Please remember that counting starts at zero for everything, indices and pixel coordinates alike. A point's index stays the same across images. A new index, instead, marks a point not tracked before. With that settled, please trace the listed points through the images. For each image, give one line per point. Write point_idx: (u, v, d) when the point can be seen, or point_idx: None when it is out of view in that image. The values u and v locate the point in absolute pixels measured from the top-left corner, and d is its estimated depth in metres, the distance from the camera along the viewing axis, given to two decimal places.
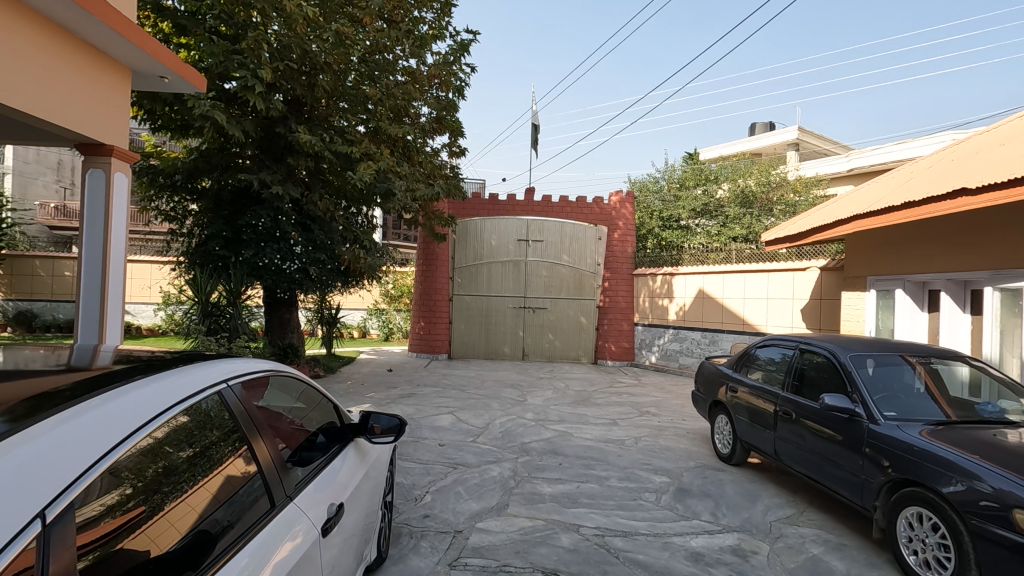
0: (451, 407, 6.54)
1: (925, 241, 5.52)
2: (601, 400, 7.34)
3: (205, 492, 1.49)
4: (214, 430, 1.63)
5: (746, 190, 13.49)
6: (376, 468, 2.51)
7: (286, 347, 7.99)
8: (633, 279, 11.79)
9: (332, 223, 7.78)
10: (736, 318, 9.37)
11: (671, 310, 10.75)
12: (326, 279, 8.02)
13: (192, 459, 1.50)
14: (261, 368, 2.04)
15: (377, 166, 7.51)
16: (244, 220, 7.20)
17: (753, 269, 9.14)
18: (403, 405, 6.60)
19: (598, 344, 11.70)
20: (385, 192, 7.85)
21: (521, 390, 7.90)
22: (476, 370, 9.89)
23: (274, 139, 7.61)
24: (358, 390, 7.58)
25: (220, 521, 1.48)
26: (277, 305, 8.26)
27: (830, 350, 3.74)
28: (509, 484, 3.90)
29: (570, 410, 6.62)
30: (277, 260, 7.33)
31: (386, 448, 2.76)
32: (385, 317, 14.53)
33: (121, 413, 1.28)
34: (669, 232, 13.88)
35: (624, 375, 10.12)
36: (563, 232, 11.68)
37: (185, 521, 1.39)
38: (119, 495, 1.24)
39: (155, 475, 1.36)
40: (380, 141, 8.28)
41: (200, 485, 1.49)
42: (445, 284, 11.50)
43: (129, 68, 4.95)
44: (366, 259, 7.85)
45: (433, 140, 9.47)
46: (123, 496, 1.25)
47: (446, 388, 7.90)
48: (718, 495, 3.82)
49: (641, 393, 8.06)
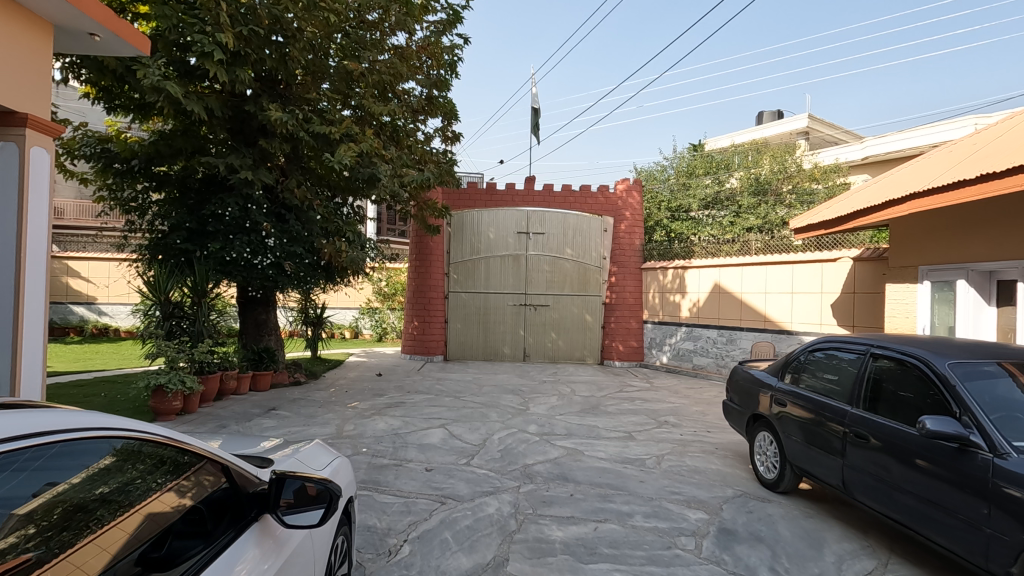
0: (444, 419, 5.75)
1: (991, 221, 4.76)
2: (613, 409, 6.55)
3: (118, 531, 1.23)
4: (140, 464, 1.36)
5: (760, 177, 12.66)
6: (304, 560, 1.67)
7: (261, 351, 7.15)
8: (641, 274, 10.94)
9: (310, 213, 6.93)
10: (757, 315, 8.58)
11: (683, 306, 9.95)
12: (306, 275, 7.19)
13: (112, 494, 1.27)
14: (153, 436, 1.39)
15: (359, 149, 6.70)
16: (208, 210, 6.38)
17: (776, 260, 8.34)
18: (389, 417, 5.81)
19: (605, 344, 10.91)
20: (369, 178, 7.02)
21: (523, 397, 7.12)
22: (473, 374, 9.10)
23: (246, 120, 6.87)
24: (341, 398, 6.79)
25: (140, 562, 1.21)
26: (254, 304, 7.44)
27: (915, 353, 2.96)
28: (509, 527, 3.12)
29: (579, 421, 5.83)
30: (246, 254, 6.41)
31: (330, 522, 1.96)
32: (379, 316, 13.75)
33: (42, 419, 1.12)
34: (678, 223, 13.33)
35: (635, 377, 9.32)
36: (566, 224, 10.92)
37: (97, 561, 1.13)
38: (15, 535, 1.04)
39: (65, 513, 1.16)
40: (365, 121, 7.48)
41: (111, 525, 1.23)
42: (441, 281, 10.74)
43: (51, 22, 4.12)
44: (348, 253, 7.11)
45: (424, 124, 8.65)
46: (20, 537, 1.05)
47: (439, 395, 7.12)
48: (773, 538, 3.03)
49: (656, 398, 7.28)
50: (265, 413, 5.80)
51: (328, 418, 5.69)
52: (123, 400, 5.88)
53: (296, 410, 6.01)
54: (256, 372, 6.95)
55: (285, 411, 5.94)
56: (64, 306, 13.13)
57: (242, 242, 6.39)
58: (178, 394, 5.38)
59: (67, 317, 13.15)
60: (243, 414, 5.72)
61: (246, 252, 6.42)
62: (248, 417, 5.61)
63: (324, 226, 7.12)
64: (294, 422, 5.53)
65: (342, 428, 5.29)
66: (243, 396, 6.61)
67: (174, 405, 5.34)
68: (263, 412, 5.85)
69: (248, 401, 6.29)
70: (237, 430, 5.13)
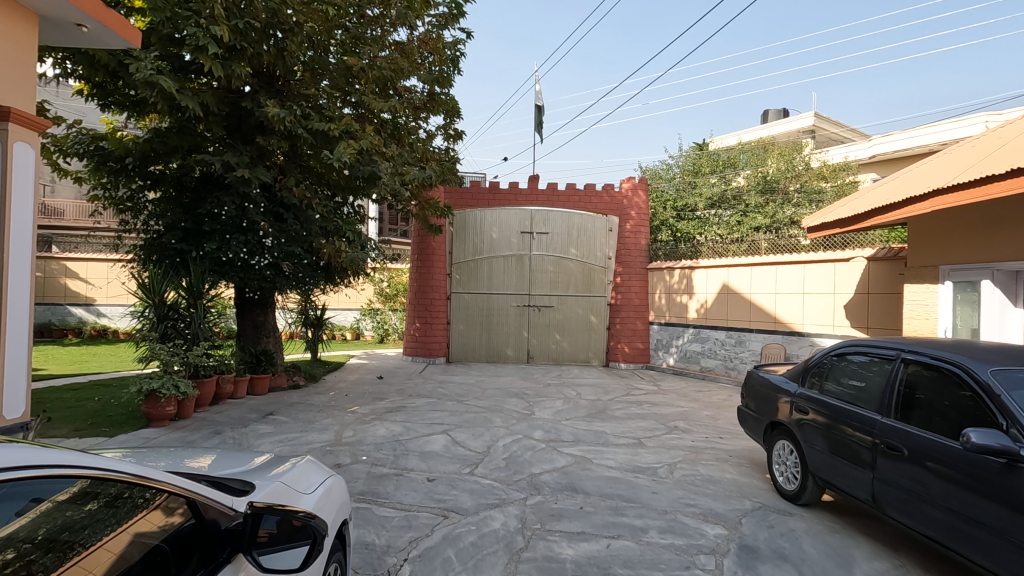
0: (447, 425, 5.56)
1: (1019, 218, 4.56)
2: (621, 413, 6.36)
3: (105, 553, 1.18)
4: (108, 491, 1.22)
5: (768, 176, 12.45)
6: None
7: (259, 353, 6.97)
8: (647, 274, 10.73)
9: (308, 212, 6.76)
10: (767, 316, 8.37)
11: (690, 307, 9.74)
12: (306, 276, 7.02)
13: (101, 512, 1.21)
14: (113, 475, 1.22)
15: (359, 146, 6.53)
16: (204, 209, 6.20)
17: (786, 260, 8.14)
18: (390, 422, 5.63)
19: (610, 345, 10.71)
20: (369, 176, 6.83)
21: (527, 400, 6.93)
22: (477, 376, 8.92)
23: (243, 117, 6.70)
24: (341, 402, 6.62)
25: None
26: (251, 306, 7.26)
27: (954, 359, 2.75)
28: (516, 544, 2.93)
29: (586, 426, 5.64)
30: (242, 254, 6.22)
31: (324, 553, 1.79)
32: (380, 317, 13.59)
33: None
34: (684, 223, 13.13)
35: (641, 379, 9.13)
36: (571, 223, 10.74)
37: None
38: None
39: (51, 534, 1.12)
40: (365, 118, 7.31)
41: (99, 545, 1.18)
42: (443, 281, 10.56)
43: (36, 13, 3.94)
44: (349, 253, 6.89)
45: (426, 121, 8.47)
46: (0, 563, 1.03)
47: (442, 399, 6.93)
48: (799, 557, 2.83)
49: (664, 402, 7.07)
50: (263, 418, 5.62)
51: (327, 424, 5.50)
52: (116, 406, 5.69)
53: (294, 415, 5.83)
54: (253, 376, 6.78)
55: (282, 416, 5.76)
56: (62, 307, 12.99)
57: (238, 242, 6.20)
58: (171, 399, 5.18)
59: (65, 318, 13.00)
60: (239, 419, 5.54)
61: (243, 252, 6.24)
62: (244, 423, 5.43)
63: (323, 226, 6.93)
64: (292, 428, 5.34)
65: (341, 435, 5.10)
66: (240, 400, 6.43)
67: (168, 410, 5.14)
68: (260, 417, 5.66)
69: (245, 406, 6.11)
70: (232, 437, 4.95)
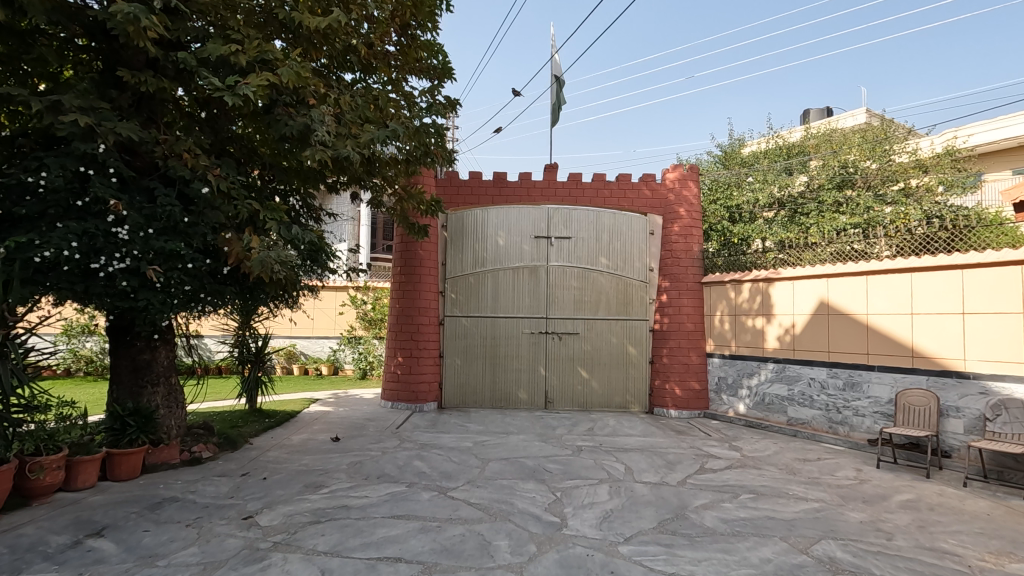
0: (404, 565, 2.92)
1: None
2: (717, 522, 3.67)
3: None
4: None
5: (846, 166, 9.93)
6: None
7: (127, 414, 4.41)
8: (702, 290, 8.08)
9: (199, 187, 4.23)
10: (898, 349, 5.71)
11: (769, 335, 7.10)
12: (201, 292, 4.52)
13: None
14: None
15: (277, 79, 4.12)
16: (13, 176, 3.73)
17: (925, 266, 5.51)
18: (302, 556, 3.01)
19: (654, 386, 8.07)
20: (300, 133, 4.32)
21: (552, 489, 4.28)
22: (477, 435, 6.28)
23: (112, 45, 4.33)
24: (244, 496, 4.02)
25: None
26: (128, 338, 4.73)
27: None
28: None
29: (671, 566, 2.98)
30: (71, 250, 3.71)
31: None
32: (363, 347, 11.01)
33: None
34: (740, 226, 10.68)
35: (708, 437, 6.47)
36: (599, 225, 8.27)
37: None
38: None
39: None
40: (307, 57, 4.93)
41: None
42: (433, 301, 8.03)
43: None
44: (262, 251, 4.23)
45: (405, 81, 6.06)
46: None
47: (414, 487, 4.30)
48: None
49: (770, 489, 4.40)
50: (65, 551, 3.02)
51: (176, 566, 2.87)
52: None
53: (133, 539, 3.20)
54: (113, 450, 4.24)
55: (109, 542, 3.14)
56: None
57: (68, 231, 3.70)
58: None
59: None
60: (14, 557, 2.93)
61: (75, 249, 3.73)
62: (15, 567, 2.82)
63: (227, 211, 4.39)
64: None
65: None
66: (73, 498, 3.85)
67: None
68: (66, 547, 3.06)
69: (67, 515, 3.52)
70: None
